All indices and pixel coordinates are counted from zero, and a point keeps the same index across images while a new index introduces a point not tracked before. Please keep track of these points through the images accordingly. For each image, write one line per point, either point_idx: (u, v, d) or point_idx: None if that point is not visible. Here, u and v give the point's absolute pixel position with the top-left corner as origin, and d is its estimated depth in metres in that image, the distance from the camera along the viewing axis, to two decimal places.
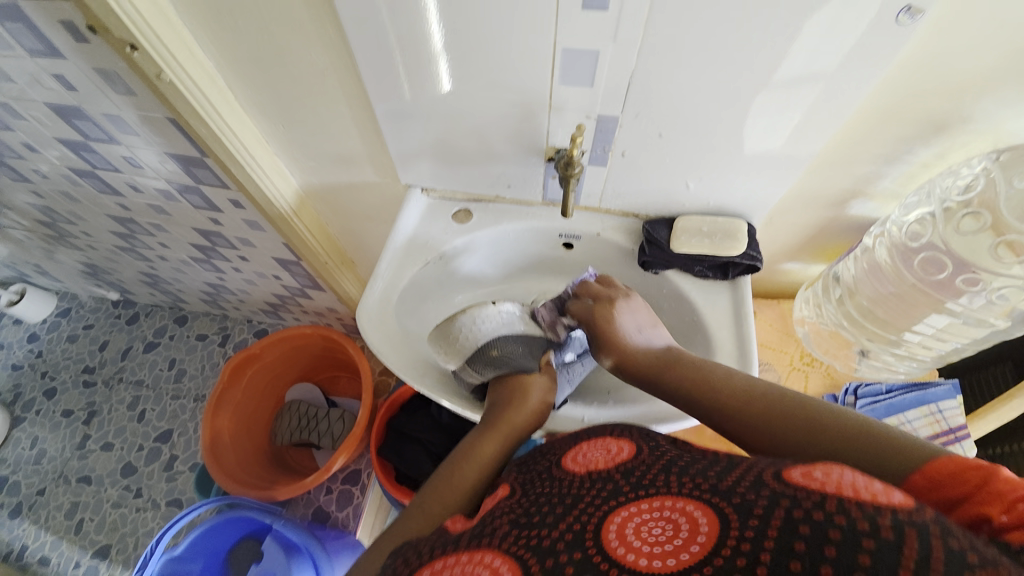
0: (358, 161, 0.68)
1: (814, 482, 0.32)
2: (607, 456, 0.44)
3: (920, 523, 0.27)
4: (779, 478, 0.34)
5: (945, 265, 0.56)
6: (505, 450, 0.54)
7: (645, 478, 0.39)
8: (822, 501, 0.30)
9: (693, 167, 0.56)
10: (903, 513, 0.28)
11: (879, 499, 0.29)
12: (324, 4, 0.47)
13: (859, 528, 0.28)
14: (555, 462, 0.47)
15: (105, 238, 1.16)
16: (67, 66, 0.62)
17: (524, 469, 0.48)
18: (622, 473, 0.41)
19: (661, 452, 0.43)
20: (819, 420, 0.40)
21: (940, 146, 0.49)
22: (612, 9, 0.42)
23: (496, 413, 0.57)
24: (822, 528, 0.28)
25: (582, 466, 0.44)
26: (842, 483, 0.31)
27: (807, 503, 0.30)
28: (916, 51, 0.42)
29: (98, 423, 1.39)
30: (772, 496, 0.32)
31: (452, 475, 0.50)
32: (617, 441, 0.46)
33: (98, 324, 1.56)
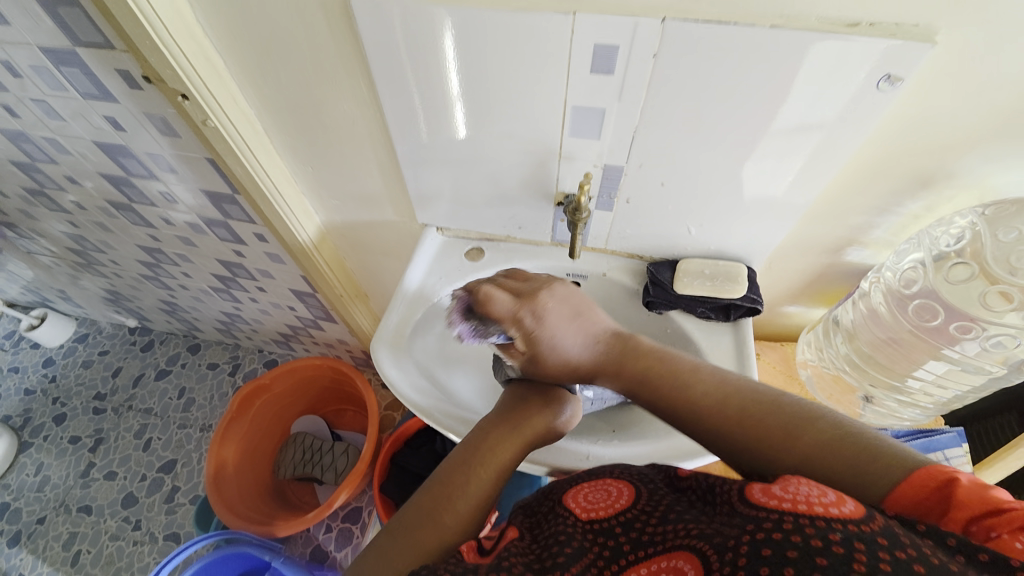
0: (378, 201, 0.72)
1: (773, 500, 0.33)
2: (608, 500, 0.44)
3: (869, 535, 0.29)
4: (749, 502, 0.35)
5: (938, 312, 0.57)
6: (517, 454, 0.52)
7: (644, 534, 0.39)
8: (780, 519, 0.31)
9: (694, 214, 0.60)
10: (852, 526, 0.29)
11: (829, 512, 0.30)
12: (357, 64, 0.53)
13: (813, 546, 0.29)
14: (557, 501, 0.47)
15: (131, 266, 1.22)
16: (118, 110, 0.68)
17: (530, 511, 0.49)
18: (624, 522, 0.41)
19: (657, 496, 0.43)
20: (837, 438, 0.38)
21: (928, 199, 0.52)
22: (617, 73, 0.46)
23: (515, 416, 0.54)
24: (781, 548, 0.30)
25: (583, 509, 0.44)
26: (798, 497, 0.32)
27: (768, 524, 0.31)
28: (897, 113, 0.46)
29: (104, 451, 1.40)
30: (742, 524, 0.33)
31: (465, 484, 0.49)
32: (616, 482, 0.46)
33: (114, 350, 1.60)
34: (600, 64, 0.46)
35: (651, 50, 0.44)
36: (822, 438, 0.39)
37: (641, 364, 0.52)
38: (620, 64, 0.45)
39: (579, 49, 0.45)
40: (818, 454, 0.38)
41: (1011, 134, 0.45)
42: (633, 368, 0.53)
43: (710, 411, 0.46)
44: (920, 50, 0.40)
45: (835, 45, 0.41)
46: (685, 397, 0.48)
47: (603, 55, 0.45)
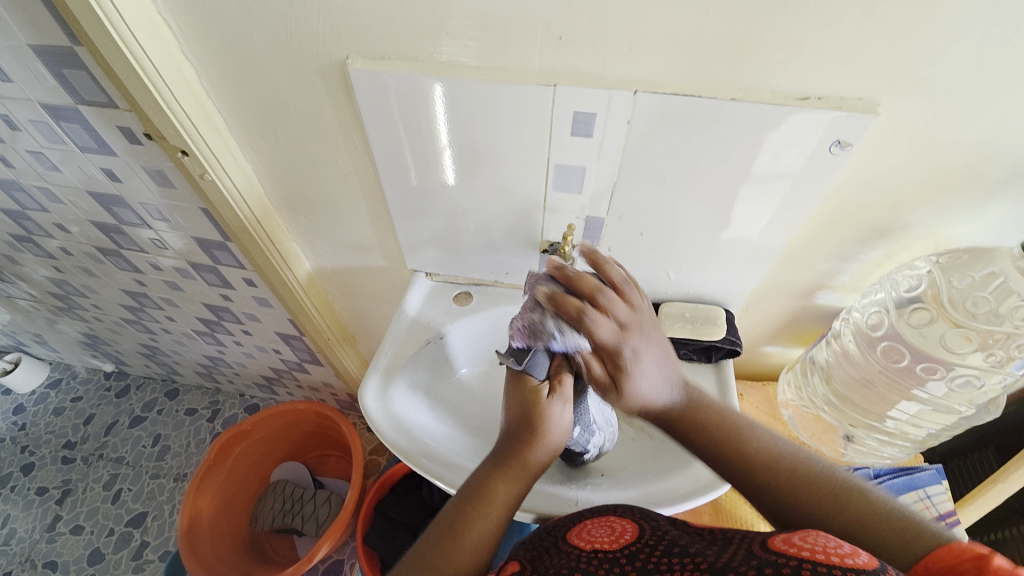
0: (369, 248, 0.74)
1: (791, 546, 0.35)
2: (612, 534, 0.44)
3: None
4: (765, 548, 0.36)
5: (904, 354, 0.60)
6: (518, 490, 0.49)
7: (650, 559, 0.40)
8: (799, 565, 0.33)
9: (673, 261, 0.63)
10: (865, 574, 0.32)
11: (844, 562, 0.33)
12: (352, 125, 0.56)
13: None
14: (560, 537, 0.46)
15: (113, 310, 1.20)
16: (115, 162, 0.69)
17: (530, 543, 0.46)
18: (629, 552, 0.41)
19: (662, 531, 0.44)
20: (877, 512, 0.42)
21: (887, 248, 0.56)
22: (595, 135, 0.50)
23: (507, 447, 0.51)
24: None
25: (587, 542, 0.44)
26: (815, 546, 0.35)
27: (785, 568, 0.33)
28: (851, 172, 0.50)
29: (71, 503, 1.32)
30: (760, 565, 0.34)
31: (459, 531, 0.46)
32: (621, 520, 0.47)
33: (87, 396, 1.54)
34: (580, 128, 0.50)
35: (625, 116, 0.48)
36: (866, 516, 0.42)
37: (704, 421, 0.53)
38: (597, 128, 0.49)
39: (560, 115, 0.49)
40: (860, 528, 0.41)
41: (954, 191, 0.49)
42: (693, 419, 0.53)
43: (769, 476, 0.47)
44: (864, 120, 0.44)
45: (790, 114, 0.45)
46: (742, 458, 0.49)
47: (582, 120, 0.49)
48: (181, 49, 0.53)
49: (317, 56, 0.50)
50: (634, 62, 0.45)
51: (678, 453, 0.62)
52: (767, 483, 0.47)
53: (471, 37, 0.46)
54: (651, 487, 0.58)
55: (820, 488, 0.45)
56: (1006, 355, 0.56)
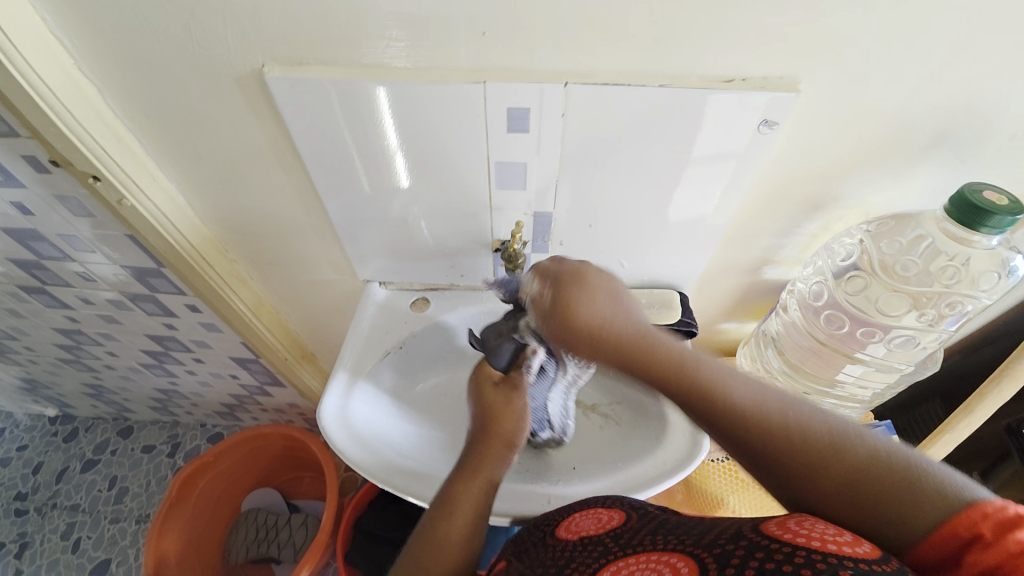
0: (317, 262, 0.71)
1: (786, 532, 0.32)
2: (598, 523, 0.44)
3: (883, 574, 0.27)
4: (756, 530, 0.33)
5: (844, 321, 0.62)
6: (489, 490, 0.50)
7: (635, 544, 0.39)
8: (791, 552, 0.30)
9: (625, 249, 0.63)
10: (865, 565, 0.28)
11: (842, 551, 0.29)
12: (281, 136, 0.53)
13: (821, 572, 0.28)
14: (548, 532, 0.47)
15: (47, 351, 1.11)
16: (24, 194, 0.63)
17: (520, 543, 0.48)
18: (614, 539, 0.41)
19: (651, 519, 0.43)
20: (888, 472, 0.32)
21: (823, 220, 0.58)
22: (532, 130, 0.49)
23: (472, 451, 0.52)
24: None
25: (573, 534, 0.45)
26: (812, 534, 0.31)
27: (777, 553, 0.30)
28: (783, 151, 0.51)
29: (26, 559, 1.23)
30: (748, 546, 0.32)
31: (438, 531, 0.47)
32: (608, 509, 0.47)
33: (32, 444, 1.42)
34: (516, 124, 0.49)
35: (560, 109, 0.47)
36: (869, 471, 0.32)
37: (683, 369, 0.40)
38: (533, 123, 0.49)
39: (495, 112, 0.48)
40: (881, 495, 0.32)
41: (878, 162, 0.51)
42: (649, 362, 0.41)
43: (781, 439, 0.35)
44: (789, 98, 0.45)
45: (719, 96, 0.46)
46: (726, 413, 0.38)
47: (517, 116, 0.48)
48: (79, 67, 0.49)
49: (231, 66, 0.47)
50: (563, 54, 0.44)
51: (646, 438, 0.63)
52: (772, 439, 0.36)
53: (395, 36, 0.44)
54: (620, 475, 0.58)
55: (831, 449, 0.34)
56: (937, 313, 0.59)
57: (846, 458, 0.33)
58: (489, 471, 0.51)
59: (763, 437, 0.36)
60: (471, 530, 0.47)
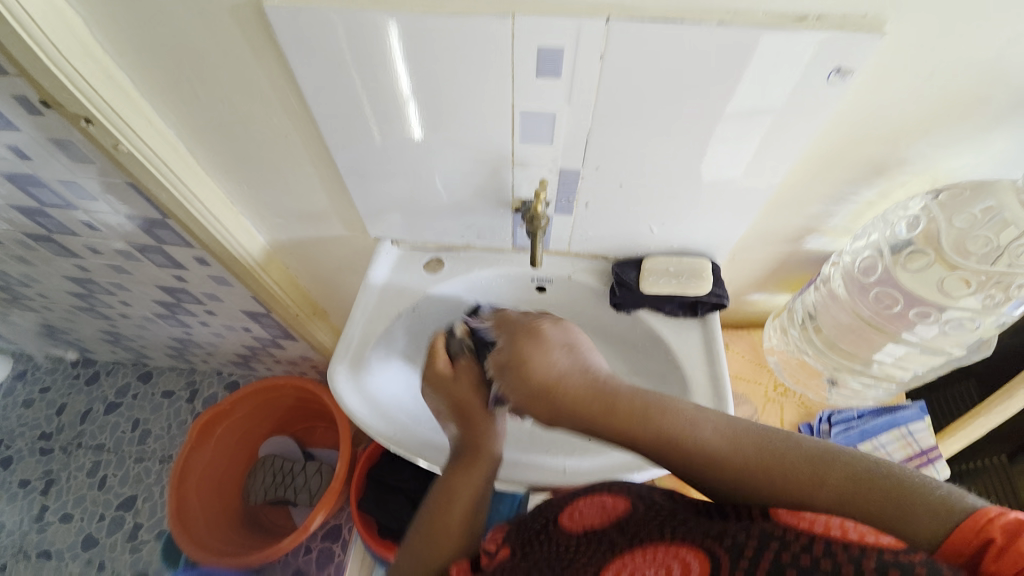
0: (325, 217, 0.67)
1: (803, 521, 0.32)
2: (605, 513, 0.43)
3: (906, 565, 0.27)
4: (771, 522, 0.33)
5: (897, 299, 0.59)
6: (484, 476, 0.52)
7: (643, 536, 0.38)
8: (809, 544, 0.30)
9: (656, 213, 0.58)
10: (890, 555, 0.27)
11: (867, 541, 0.29)
12: (286, 77, 0.48)
13: (844, 573, 0.27)
14: (555, 511, 0.46)
15: (62, 298, 1.11)
16: (18, 136, 0.60)
17: (527, 523, 0.47)
18: (621, 533, 0.39)
19: (656, 499, 0.42)
20: (888, 489, 0.32)
21: (882, 187, 0.53)
22: (565, 75, 0.44)
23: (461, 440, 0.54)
24: (811, 572, 0.28)
25: (579, 523, 0.43)
26: (830, 521, 0.31)
27: (794, 546, 0.30)
28: (851, 105, 0.45)
29: (56, 493, 1.29)
30: (761, 536, 0.32)
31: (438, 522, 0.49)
32: (617, 496, 0.45)
33: (56, 385, 1.47)
34: (547, 66, 0.43)
35: (599, 50, 0.41)
36: (864, 489, 0.33)
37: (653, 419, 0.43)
38: (567, 67, 0.43)
39: (523, 52, 0.42)
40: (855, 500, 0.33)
41: (957, 122, 0.45)
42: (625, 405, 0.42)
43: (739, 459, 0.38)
44: (870, 40, 0.39)
45: (767, 40, 0.40)
46: (694, 440, 0.40)
47: (549, 58, 0.42)
48: None
49: None
50: None
51: None
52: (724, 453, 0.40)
53: None
54: (641, 450, 0.56)
55: (792, 458, 0.36)
56: (1003, 295, 0.55)
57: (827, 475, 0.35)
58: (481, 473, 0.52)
59: (742, 471, 0.37)
60: (471, 518, 0.49)
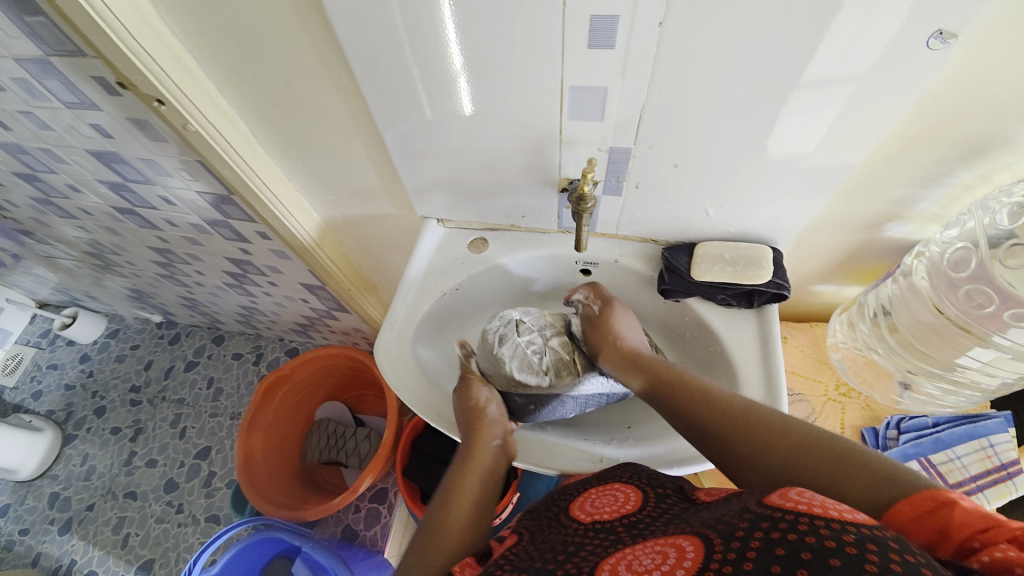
0: (375, 195, 0.69)
1: (788, 500, 0.32)
2: (614, 504, 0.45)
3: (882, 538, 0.28)
4: (761, 503, 0.34)
5: (992, 298, 0.51)
6: (483, 481, 0.55)
7: (647, 529, 0.40)
8: (795, 519, 0.30)
9: (713, 196, 0.54)
10: (867, 529, 0.29)
11: (844, 515, 0.30)
12: (337, 56, 0.49)
13: (826, 547, 0.28)
14: (563, 509, 0.49)
15: (147, 266, 1.23)
16: (103, 117, 0.65)
17: (535, 516, 0.50)
18: (627, 527, 0.42)
19: (666, 503, 0.44)
20: (838, 453, 0.38)
21: (983, 168, 0.46)
22: (618, 47, 0.41)
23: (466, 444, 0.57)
24: (795, 549, 0.29)
25: (589, 514, 0.46)
26: (813, 500, 0.32)
27: (783, 523, 0.31)
28: (949, 73, 0.40)
29: (144, 440, 1.46)
30: (753, 520, 0.32)
31: (442, 523, 0.50)
32: (624, 488, 0.47)
33: (144, 344, 1.64)
34: (598, 38, 0.41)
35: (656, 17, 0.38)
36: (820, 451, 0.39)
37: (668, 370, 0.53)
38: (621, 37, 0.40)
39: (573, 23, 0.40)
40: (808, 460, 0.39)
41: None
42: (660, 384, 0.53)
43: (715, 410, 0.47)
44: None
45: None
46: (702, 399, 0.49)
47: (601, 28, 0.40)
48: None
49: None
50: None
51: None
52: (699, 408, 0.48)
53: None
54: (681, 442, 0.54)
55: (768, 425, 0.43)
56: None
57: (793, 443, 0.41)
58: (482, 447, 0.56)
59: (734, 432, 0.45)
60: (473, 519, 0.51)
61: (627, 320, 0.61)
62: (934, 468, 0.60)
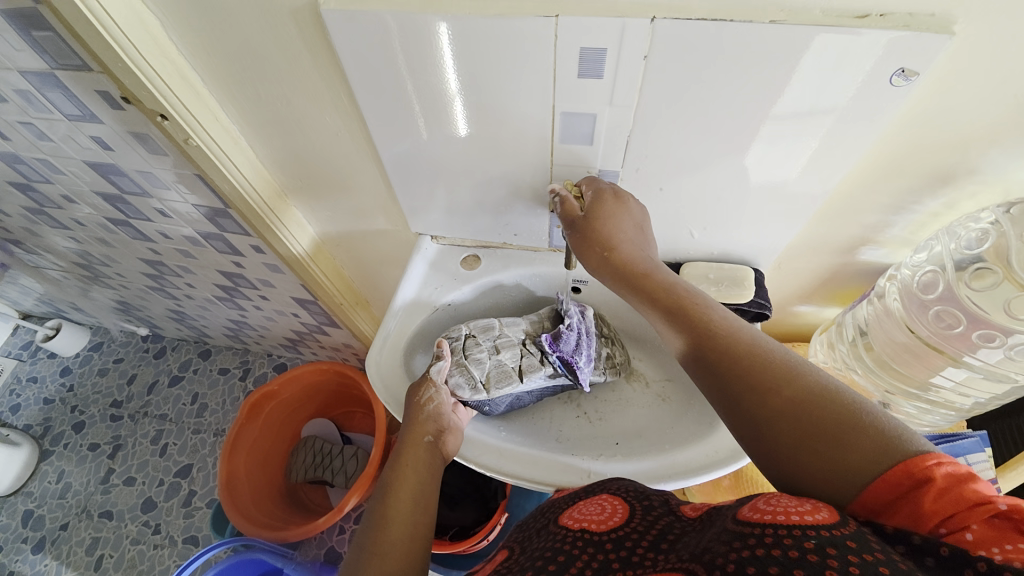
0: (371, 211, 0.70)
1: (757, 514, 0.33)
2: (601, 514, 0.45)
3: (838, 538, 0.29)
4: (736, 521, 0.34)
5: (960, 320, 0.53)
6: (424, 481, 0.52)
7: (636, 547, 0.39)
8: (762, 535, 0.31)
9: (697, 218, 0.57)
10: (826, 531, 0.30)
11: (804, 519, 0.31)
12: (338, 77, 0.51)
13: (790, 557, 0.28)
14: (551, 519, 0.48)
15: (137, 278, 1.22)
16: (103, 130, 0.66)
17: (524, 528, 0.50)
18: (615, 539, 0.41)
19: (651, 515, 0.43)
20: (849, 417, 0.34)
21: (948, 197, 0.49)
22: (607, 77, 0.43)
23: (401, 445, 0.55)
24: (763, 564, 0.29)
25: (577, 522, 0.45)
26: (777, 509, 0.33)
27: (751, 540, 0.31)
28: (913, 107, 0.43)
29: (122, 457, 1.42)
30: (730, 541, 0.32)
31: (380, 525, 0.47)
32: (611, 500, 0.47)
33: (128, 358, 1.61)
34: (588, 68, 0.43)
35: (642, 51, 0.41)
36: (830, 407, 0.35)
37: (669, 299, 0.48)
38: (609, 67, 0.43)
39: (565, 54, 0.43)
40: (808, 418, 0.35)
41: None
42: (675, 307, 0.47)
43: (720, 345, 0.43)
44: (937, 42, 0.37)
45: (828, 40, 0.38)
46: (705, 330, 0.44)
47: (590, 59, 0.42)
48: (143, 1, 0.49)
49: None
50: None
51: (703, 417, 0.59)
52: (700, 334, 0.44)
53: None
54: (671, 458, 0.56)
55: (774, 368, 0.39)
56: None
57: (801, 389, 0.37)
58: (420, 448, 0.54)
59: (737, 364, 0.41)
60: (411, 518, 0.49)
61: (629, 212, 0.52)
62: None
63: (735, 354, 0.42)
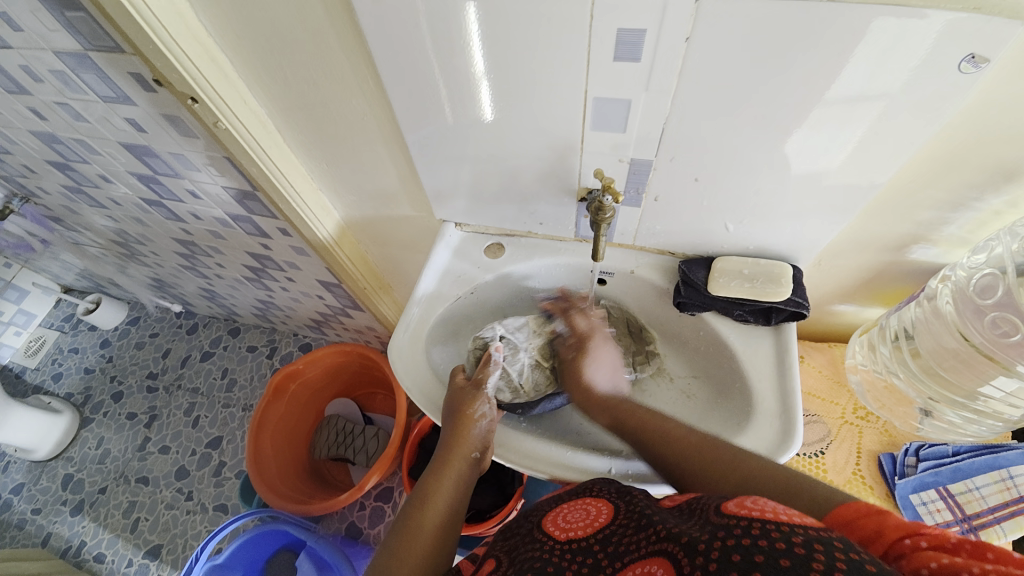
0: (395, 197, 0.70)
1: (743, 509, 0.35)
2: (586, 518, 0.44)
3: (826, 538, 0.31)
4: (718, 513, 0.36)
5: (1018, 327, 0.50)
6: (457, 493, 0.55)
7: (620, 543, 0.40)
8: (749, 527, 0.33)
9: (734, 211, 0.54)
10: (813, 531, 0.32)
11: (793, 519, 0.33)
12: (364, 60, 0.50)
13: (777, 548, 0.31)
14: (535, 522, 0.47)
15: (170, 257, 1.26)
16: (136, 112, 0.67)
17: (510, 534, 0.47)
18: (601, 540, 0.41)
19: (633, 507, 0.44)
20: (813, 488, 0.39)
21: (1012, 194, 0.46)
22: (643, 60, 0.41)
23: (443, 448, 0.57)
24: (749, 554, 0.31)
25: (561, 527, 0.44)
26: (764, 507, 0.35)
27: (737, 530, 0.33)
28: (980, 95, 0.39)
29: (158, 427, 1.49)
30: (712, 531, 0.34)
31: (412, 527, 0.50)
32: (597, 502, 0.46)
33: (163, 333, 1.68)
34: (624, 50, 0.41)
35: (684, 32, 0.38)
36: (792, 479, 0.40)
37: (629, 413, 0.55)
38: (646, 50, 0.40)
39: (599, 37, 0.41)
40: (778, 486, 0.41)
41: None
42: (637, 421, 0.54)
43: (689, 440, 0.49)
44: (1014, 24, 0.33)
45: (885, 21, 0.35)
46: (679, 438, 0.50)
47: (627, 41, 0.40)
48: None
49: None
50: None
51: (730, 418, 0.58)
52: (668, 440, 0.50)
53: None
54: None
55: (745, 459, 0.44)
56: None
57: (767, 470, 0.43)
58: (460, 457, 0.56)
59: (712, 461, 0.46)
60: (442, 529, 0.51)
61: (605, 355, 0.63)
62: (952, 498, 0.59)
63: (708, 446, 0.47)
